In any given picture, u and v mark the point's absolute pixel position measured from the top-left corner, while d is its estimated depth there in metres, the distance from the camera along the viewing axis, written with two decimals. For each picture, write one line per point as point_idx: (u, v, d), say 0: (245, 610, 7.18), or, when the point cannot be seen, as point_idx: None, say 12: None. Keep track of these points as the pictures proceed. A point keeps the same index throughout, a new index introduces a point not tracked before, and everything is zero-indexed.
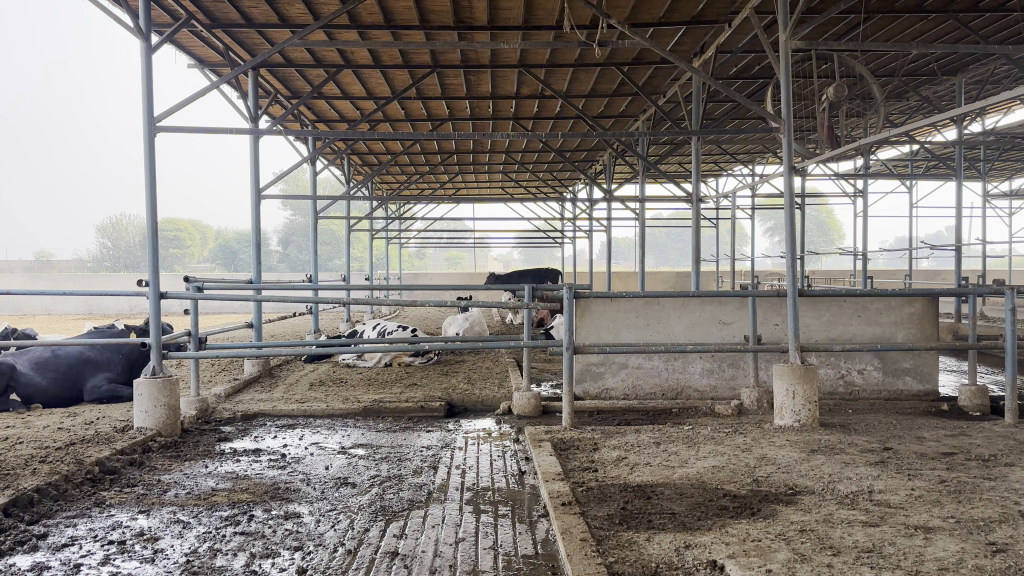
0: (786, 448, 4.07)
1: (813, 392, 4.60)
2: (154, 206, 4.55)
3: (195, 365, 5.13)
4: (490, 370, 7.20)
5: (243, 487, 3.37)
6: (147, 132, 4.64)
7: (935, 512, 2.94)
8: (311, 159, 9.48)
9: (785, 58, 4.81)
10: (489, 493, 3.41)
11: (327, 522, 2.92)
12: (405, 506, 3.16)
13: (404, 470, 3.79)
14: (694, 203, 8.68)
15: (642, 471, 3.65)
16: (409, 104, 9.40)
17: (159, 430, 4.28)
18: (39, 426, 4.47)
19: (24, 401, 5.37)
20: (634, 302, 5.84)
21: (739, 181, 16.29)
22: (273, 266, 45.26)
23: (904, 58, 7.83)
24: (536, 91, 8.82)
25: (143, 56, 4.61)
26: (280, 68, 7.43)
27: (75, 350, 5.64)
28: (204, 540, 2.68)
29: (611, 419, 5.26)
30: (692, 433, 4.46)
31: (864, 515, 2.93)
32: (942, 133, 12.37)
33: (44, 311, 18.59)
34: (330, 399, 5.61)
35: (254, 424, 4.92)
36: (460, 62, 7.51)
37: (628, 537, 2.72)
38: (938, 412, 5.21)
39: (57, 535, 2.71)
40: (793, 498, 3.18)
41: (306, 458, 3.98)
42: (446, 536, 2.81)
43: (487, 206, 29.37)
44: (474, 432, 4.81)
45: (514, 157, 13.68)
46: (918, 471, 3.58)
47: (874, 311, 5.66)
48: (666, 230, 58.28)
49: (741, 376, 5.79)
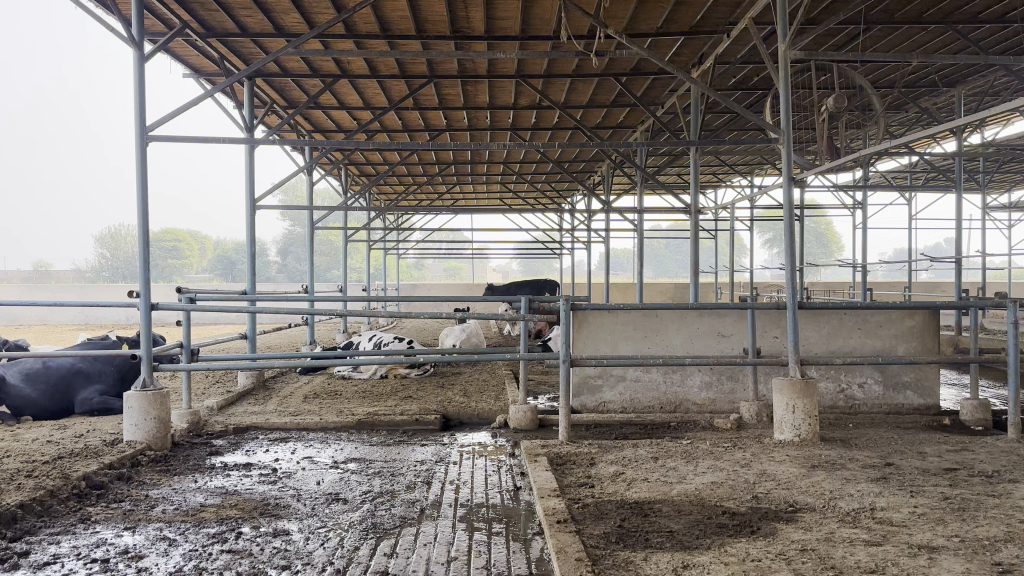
0: (786, 464, 4.01)
1: (813, 406, 4.54)
2: (145, 216, 4.50)
3: (187, 376, 5.05)
4: (487, 382, 7.14)
5: (232, 503, 3.29)
6: (138, 140, 4.60)
7: (938, 531, 2.88)
8: (307, 168, 9.45)
9: (784, 67, 4.79)
10: (483, 510, 3.34)
11: (317, 540, 2.84)
12: (396, 524, 3.09)
13: (397, 485, 3.72)
14: (693, 214, 8.62)
15: (640, 487, 3.57)
16: (406, 114, 9.38)
17: (149, 444, 4.21)
18: (28, 439, 4.40)
19: (14, 413, 5.30)
20: (632, 313, 5.79)
21: (738, 192, 16.30)
22: (271, 276, 45.17)
23: (903, 70, 7.83)
24: (534, 102, 8.81)
25: (136, 64, 4.58)
26: (276, 78, 7.41)
27: (66, 361, 5.58)
28: (190, 558, 2.60)
29: (608, 433, 5.19)
30: (691, 448, 4.39)
31: (866, 534, 2.86)
32: (941, 145, 12.38)
33: (40, 321, 18.60)
34: (324, 411, 5.54)
35: (246, 437, 4.85)
36: (456, 72, 7.50)
37: (625, 557, 2.65)
38: (941, 427, 5.14)
39: (39, 553, 2.63)
40: (794, 516, 3.11)
41: (298, 473, 3.91)
42: (438, 555, 2.73)
43: (486, 218, 29.46)
44: (470, 446, 4.75)
45: (512, 167, 13.68)
46: (921, 488, 3.51)
47: (875, 324, 5.60)
48: (665, 241, 58.42)
49: (740, 390, 5.72)
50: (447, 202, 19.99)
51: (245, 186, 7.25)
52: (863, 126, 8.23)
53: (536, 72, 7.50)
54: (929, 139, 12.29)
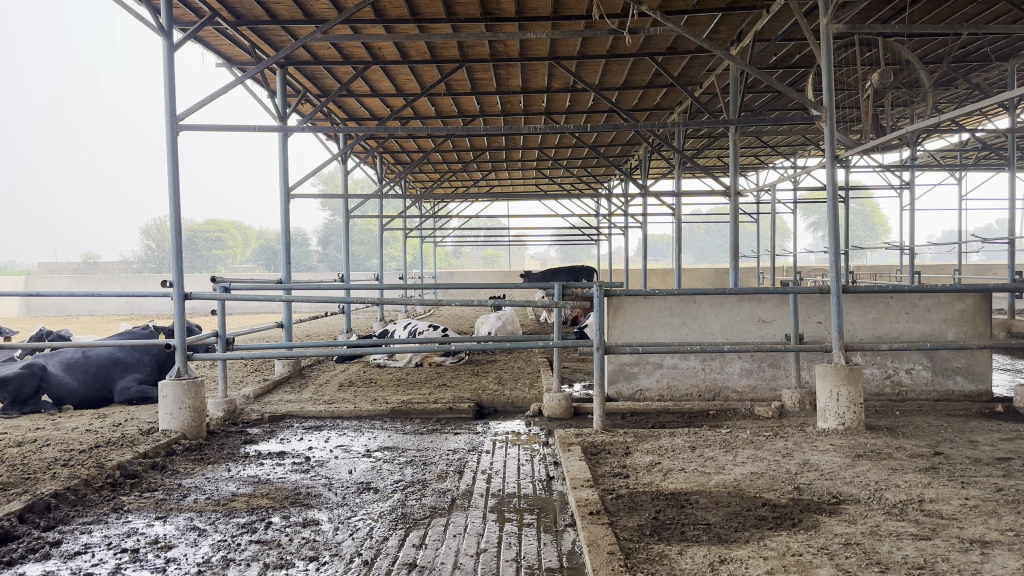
0: (830, 453, 3.85)
1: (859, 394, 4.36)
2: (177, 205, 4.53)
3: (222, 365, 5.10)
4: (521, 369, 7.09)
5: (264, 493, 3.30)
6: (170, 130, 4.64)
7: (992, 524, 2.71)
8: (341, 157, 9.47)
9: (824, 38, 4.56)
10: (515, 500, 3.28)
11: (346, 531, 2.83)
12: (427, 514, 3.06)
13: (429, 474, 3.69)
14: (731, 197, 8.31)
15: (676, 478, 3.47)
16: (438, 100, 9.33)
17: (184, 433, 4.26)
18: (68, 428, 4.50)
19: (57, 402, 5.47)
20: (668, 299, 5.65)
21: (780, 174, 15.87)
22: (311, 265, 45.94)
23: (953, 44, 7.46)
24: (567, 84, 8.66)
25: (165, 54, 4.61)
26: (307, 66, 7.44)
27: (105, 351, 5.71)
28: (218, 549, 2.61)
29: (644, 422, 5.08)
30: (730, 437, 4.26)
31: (915, 528, 2.71)
32: (993, 121, 11.81)
33: (87, 312, 19.29)
34: (359, 399, 5.57)
35: (281, 425, 4.90)
36: (488, 56, 7.39)
37: (659, 551, 2.56)
38: (994, 414, 4.89)
39: (71, 542, 2.67)
40: (837, 508, 2.98)
41: (330, 462, 3.91)
42: (467, 546, 2.69)
43: (522, 206, 29.41)
44: (503, 434, 4.70)
45: (547, 153, 13.56)
46: (974, 479, 3.32)
47: (924, 308, 5.35)
48: (705, 226, 57.46)
49: (782, 377, 5.54)
50: (482, 188, 19.94)
51: (279, 174, 7.28)
52: (910, 103, 7.87)
53: (569, 54, 7.36)
54: (981, 116, 11.75)
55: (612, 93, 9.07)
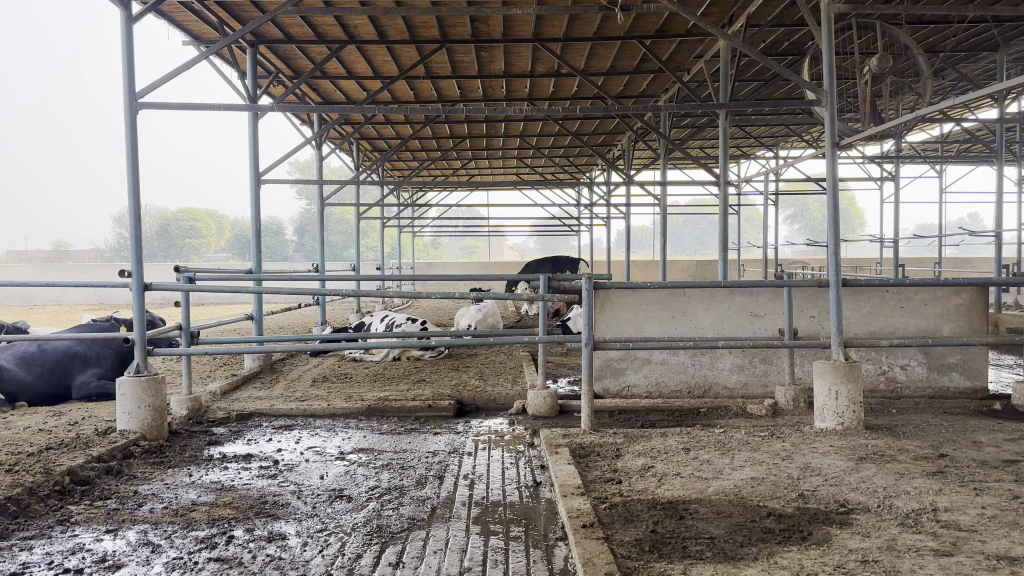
0: (831, 456, 3.65)
1: (858, 392, 4.16)
2: (134, 189, 4.18)
3: (187, 361, 4.76)
4: (503, 364, 6.83)
5: (227, 501, 3.02)
6: (127, 109, 4.29)
7: (1014, 537, 2.52)
8: (316, 140, 9.09)
9: (827, 21, 4.30)
10: (501, 510, 3.03)
11: (315, 546, 2.56)
12: (404, 526, 2.79)
13: (407, 480, 3.42)
14: (722, 186, 8.05)
15: (672, 484, 3.24)
16: (417, 83, 9.02)
17: (143, 434, 3.94)
18: (17, 428, 4.15)
19: (8, 399, 5.11)
20: (657, 292, 5.42)
21: (763, 165, 15.78)
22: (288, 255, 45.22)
23: (946, 31, 7.35)
24: (550, 68, 8.39)
25: (123, 25, 4.25)
26: (278, 44, 7.10)
27: (62, 344, 5.38)
28: (173, 568, 2.33)
29: (633, 420, 4.86)
30: (725, 438, 4.05)
31: (934, 542, 2.50)
32: (977, 113, 11.78)
33: (54, 301, 18.73)
34: (332, 397, 5.25)
35: (249, 424, 4.59)
36: (469, 37, 7.07)
37: (661, 570, 2.33)
38: (991, 412, 4.74)
39: (7, 561, 2.36)
40: (847, 519, 2.77)
41: (300, 466, 3.62)
42: (450, 565, 2.43)
43: (504, 195, 29.15)
44: (486, 434, 4.45)
45: (529, 140, 13.30)
46: (985, 485, 3.13)
47: (919, 302, 5.18)
48: (684, 218, 57.82)
49: (774, 373, 5.35)
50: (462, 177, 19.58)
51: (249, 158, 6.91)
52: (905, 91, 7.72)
53: (556, 34, 7.09)
54: (964, 108, 11.71)
55: (598, 78, 8.81)
